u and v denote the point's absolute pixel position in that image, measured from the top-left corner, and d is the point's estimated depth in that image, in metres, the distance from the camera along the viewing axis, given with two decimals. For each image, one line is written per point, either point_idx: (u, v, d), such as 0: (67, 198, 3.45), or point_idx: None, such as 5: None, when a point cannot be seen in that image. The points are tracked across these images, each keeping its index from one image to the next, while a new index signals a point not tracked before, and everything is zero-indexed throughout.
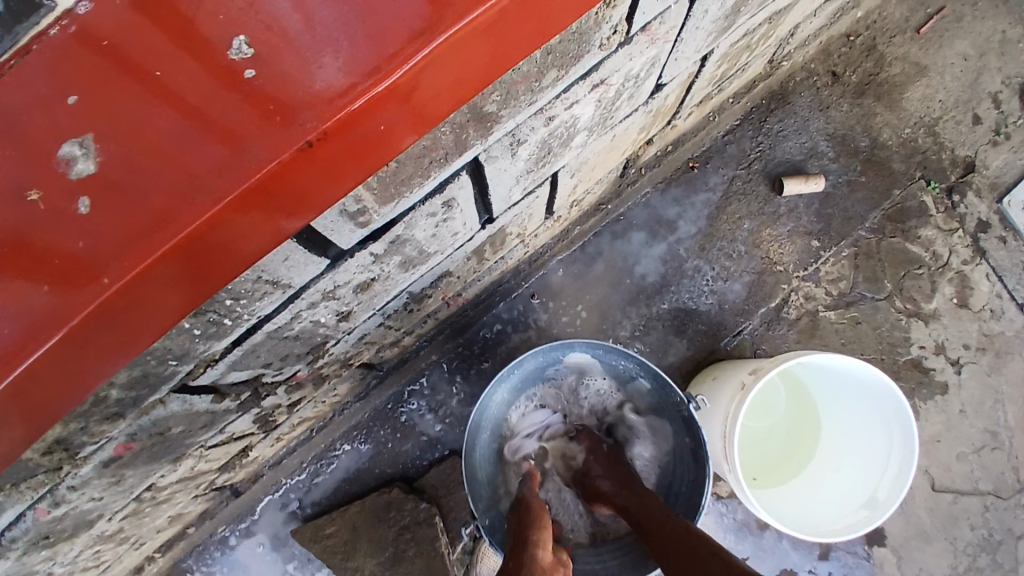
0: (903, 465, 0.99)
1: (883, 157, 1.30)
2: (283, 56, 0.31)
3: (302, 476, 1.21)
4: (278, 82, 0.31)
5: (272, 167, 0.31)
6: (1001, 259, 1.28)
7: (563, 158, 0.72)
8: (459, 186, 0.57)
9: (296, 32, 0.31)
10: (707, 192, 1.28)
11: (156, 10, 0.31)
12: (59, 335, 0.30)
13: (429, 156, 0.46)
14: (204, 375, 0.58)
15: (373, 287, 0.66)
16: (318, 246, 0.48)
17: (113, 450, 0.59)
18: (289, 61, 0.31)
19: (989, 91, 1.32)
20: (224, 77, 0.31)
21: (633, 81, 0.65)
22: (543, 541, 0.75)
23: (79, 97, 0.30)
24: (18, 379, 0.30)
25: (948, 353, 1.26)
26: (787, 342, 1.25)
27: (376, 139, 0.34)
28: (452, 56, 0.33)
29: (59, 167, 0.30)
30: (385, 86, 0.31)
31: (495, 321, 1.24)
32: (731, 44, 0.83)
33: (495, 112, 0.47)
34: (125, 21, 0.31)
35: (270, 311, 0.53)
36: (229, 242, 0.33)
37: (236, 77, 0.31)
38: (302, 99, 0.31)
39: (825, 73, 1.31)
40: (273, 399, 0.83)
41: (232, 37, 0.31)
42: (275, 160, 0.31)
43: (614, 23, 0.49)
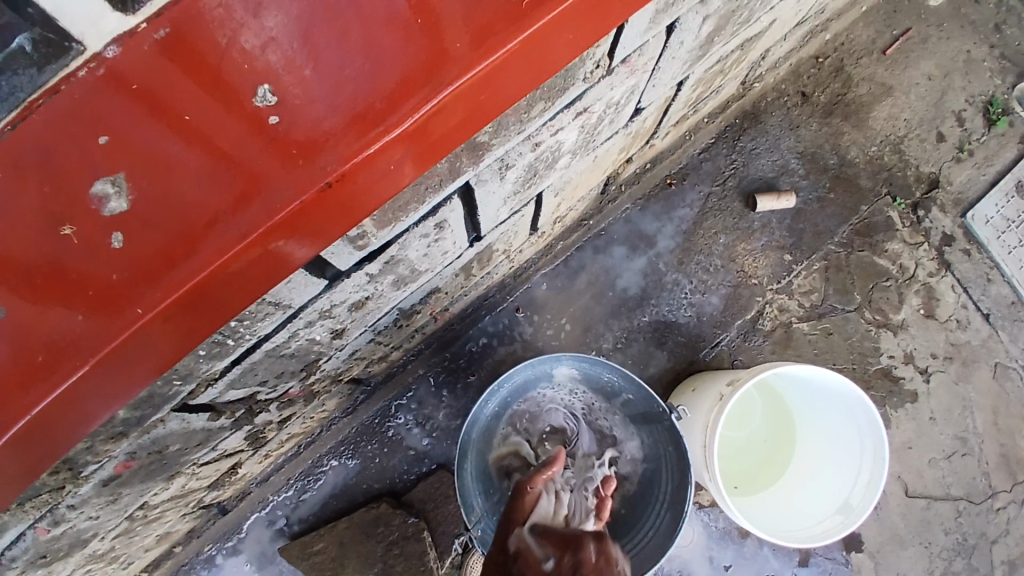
0: (876, 470, 1.04)
1: (851, 174, 1.36)
2: (304, 105, 0.34)
3: (290, 492, 1.22)
4: (298, 130, 0.34)
5: (292, 207, 0.34)
6: (966, 271, 1.35)
7: (548, 179, 0.76)
8: (451, 209, 0.60)
9: (316, 82, 0.34)
10: (685, 208, 1.32)
11: (186, 60, 0.34)
12: (97, 357, 0.33)
13: (424, 183, 0.49)
14: (204, 394, 0.60)
15: (367, 305, 0.68)
16: (318, 268, 0.51)
17: (112, 469, 0.61)
18: (309, 109, 0.34)
19: (952, 110, 1.39)
20: (250, 125, 0.34)
21: (614, 107, 0.69)
22: None
23: (114, 139, 0.33)
24: (58, 396, 0.34)
25: (917, 362, 1.31)
26: (763, 352, 1.29)
27: (388, 179, 0.37)
28: (458, 105, 0.36)
29: (94, 204, 0.33)
30: (396, 133, 0.34)
31: (480, 335, 1.26)
32: (706, 70, 0.88)
33: (487, 141, 0.50)
34: (155, 69, 0.34)
35: (269, 331, 0.55)
36: (251, 273, 0.36)
37: (261, 124, 0.34)
38: (321, 145, 0.34)
39: (795, 94, 1.37)
40: (265, 415, 0.84)
41: (256, 86, 0.34)
42: (296, 201, 0.34)
43: (598, 58, 0.53)
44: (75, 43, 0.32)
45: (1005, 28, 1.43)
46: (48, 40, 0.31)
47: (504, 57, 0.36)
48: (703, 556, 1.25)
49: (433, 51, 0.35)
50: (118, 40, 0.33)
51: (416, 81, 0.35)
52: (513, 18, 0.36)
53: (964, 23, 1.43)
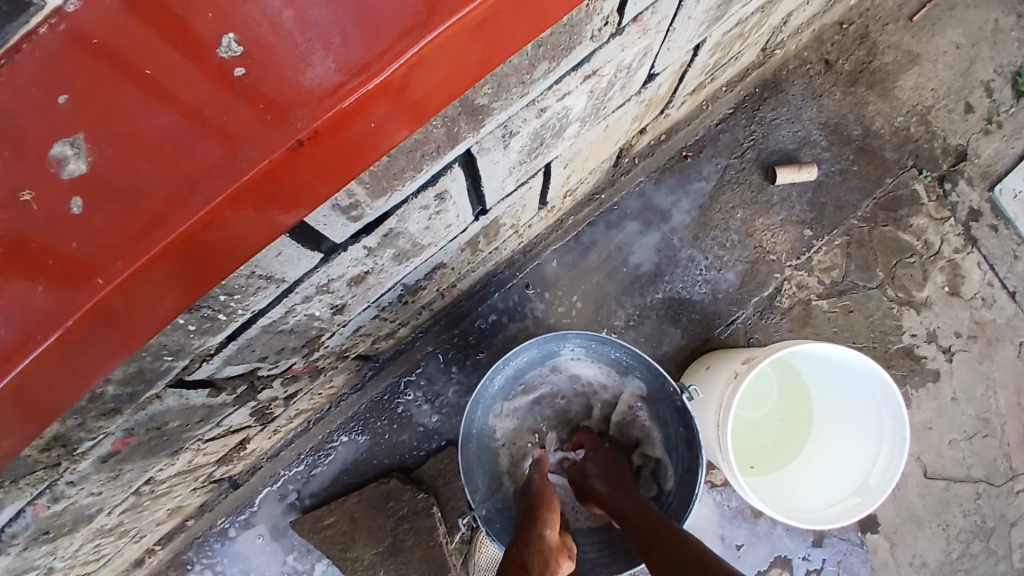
0: (895, 451, 1.00)
1: (875, 145, 1.31)
2: (273, 59, 0.32)
3: (300, 467, 1.22)
4: (268, 85, 0.32)
5: (263, 167, 0.32)
6: (993, 247, 1.29)
7: (556, 149, 0.73)
8: (452, 179, 0.57)
9: (288, 32, 0.32)
10: (701, 181, 1.28)
11: (146, 13, 0.31)
12: (60, 331, 0.32)
13: (421, 150, 0.46)
14: (200, 370, 0.58)
15: (367, 280, 0.66)
16: (312, 241, 0.49)
17: (111, 445, 0.60)
18: (279, 63, 0.32)
19: (979, 80, 1.33)
20: (215, 79, 0.31)
21: (625, 71, 0.65)
22: (551, 521, 0.76)
23: (71, 98, 0.31)
24: (18, 376, 0.32)
25: (940, 341, 1.27)
26: (780, 330, 1.26)
27: (369, 137, 0.35)
28: (443, 54, 0.33)
29: (53, 168, 0.31)
30: (375, 84, 0.32)
31: (490, 312, 1.24)
32: (723, 34, 0.83)
33: (487, 104, 0.47)
34: (115, 23, 0.31)
35: (264, 306, 0.53)
36: (225, 240, 0.34)
37: (226, 78, 0.32)
38: (293, 101, 0.32)
39: (818, 61, 1.32)
40: (269, 392, 0.83)
41: (222, 36, 0.31)
42: (266, 160, 0.31)
43: (605, 15, 0.50)
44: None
45: None
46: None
47: (488, 2, 0.33)
48: (715, 534, 1.24)
49: None
50: None
51: (392, 28, 0.32)
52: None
53: None
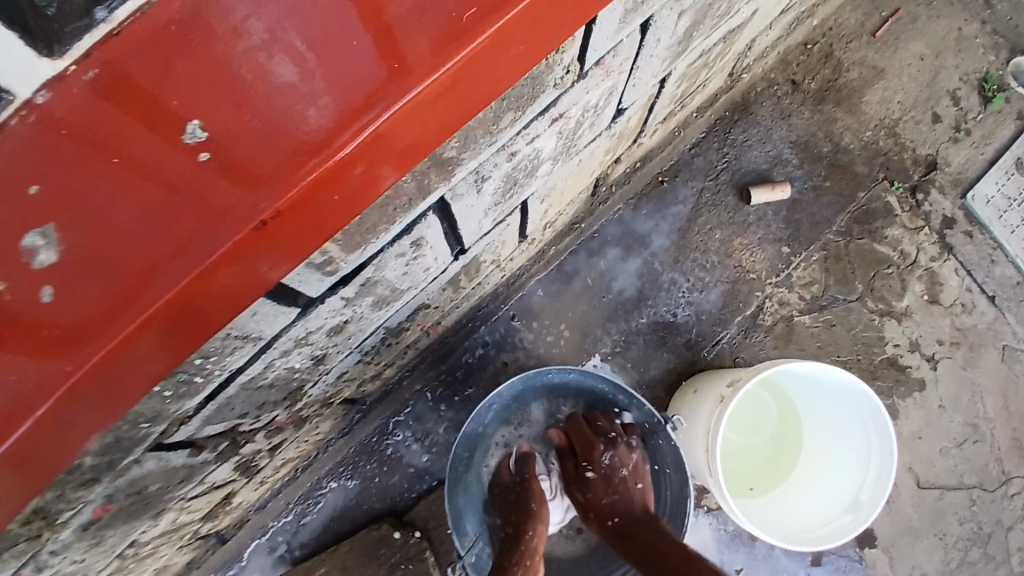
0: (884, 466, 1.00)
1: (846, 161, 1.33)
2: (240, 141, 0.32)
3: (290, 517, 1.19)
4: (235, 168, 0.32)
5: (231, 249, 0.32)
6: (968, 254, 1.32)
7: (530, 187, 0.73)
8: (427, 226, 0.58)
9: (253, 115, 0.32)
10: (678, 205, 1.29)
11: (112, 99, 0.31)
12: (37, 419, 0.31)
13: (393, 203, 0.46)
14: (179, 432, 0.57)
15: (346, 328, 0.66)
16: (287, 298, 0.48)
17: (91, 513, 0.58)
18: (247, 142, 0.32)
19: (946, 89, 1.37)
20: (182, 164, 0.31)
21: (592, 110, 0.66)
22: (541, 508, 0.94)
23: (38, 185, 0.30)
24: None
25: (923, 349, 1.29)
26: (766, 348, 1.26)
27: (333, 210, 0.35)
28: (405, 125, 0.34)
29: (20, 258, 0.30)
30: (336, 162, 0.32)
31: (476, 346, 1.24)
32: (688, 65, 0.85)
33: (456, 156, 0.47)
34: (82, 111, 0.30)
35: (242, 364, 0.53)
36: (197, 317, 0.34)
37: (192, 161, 0.31)
38: (258, 180, 0.32)
39: (784, 82, 1.34)
40: (252, 445, 0.82)
41: (189, 118, 0.31)
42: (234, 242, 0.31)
43: (567, 63, 0.50)
44: (2, 93, 0.29)
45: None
46: None
47: (444, 80, 0.33)
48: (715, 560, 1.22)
49: (377, 70, 0.33)
50: (49, 84, 0.30)
51: (351, 110, 0.32)
52: (450, 37, 0.33)
53: None
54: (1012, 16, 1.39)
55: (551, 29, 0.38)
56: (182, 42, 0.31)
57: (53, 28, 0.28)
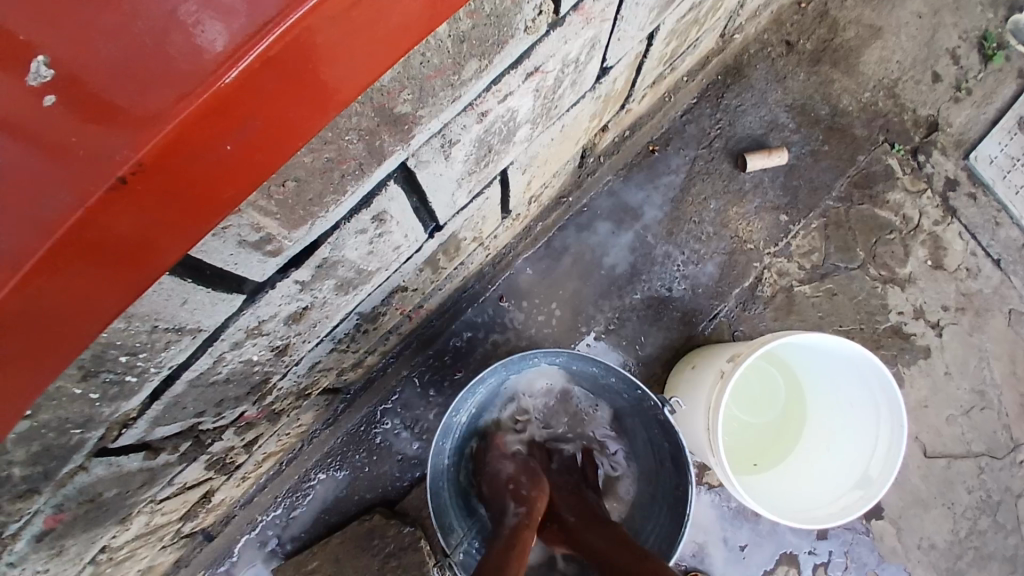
0: (893, 439, 0.96)
1: (845, 123, 1.27)
2: (88, 67, 0.22)
3: (279, 510, 1.15)
4: (82, 106, 0.22)
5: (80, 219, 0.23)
6: (973, 215, 1.27)
7: (507, 155, 0.67)
8: (389, 198, 0.52)
9: (103, 30, 0.23)
10: (670, 175, 1.23)
11: None
12: None
13: (338, 170, 0.40)
14: (124, 436, 0.52)
15: (309, 314, 0.60)
16: (226, 283, 0.42)
17: (42, 524, 0.54)
18: (91, 66, 0.22)
19: (946, 47, 1.30)
20: (10, 107, 0.22)
21: (572, 66, 0.60)
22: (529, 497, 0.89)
23: None
24: None
25: (928, 317, 1.24)
26: (765, 320, 1.21)
27: (228, 162, 0.26)
28: (314, 42, 0.25)
29: None
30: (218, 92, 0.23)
31: (464, 329, 1.18)
32: (677, 19, 0.79)
33: (411, 112, 0.41)
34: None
35: (185, 359, 0.47)
36: (56, 312, 0.25)
37: (26, 103, 0.22)
38: (113, 122, 0.22)
39: (778, 43, 1.28)
40: (223, 442, 0.77)
41: (14, 38, 0.22)
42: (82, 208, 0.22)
43: (537, 2, 0.44)
44: None
45: None
46: None
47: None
48: (718, 538, 1.19)
49: None
50: None
51: (236, 19, 0.23)
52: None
53: None
54: None
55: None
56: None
57: None
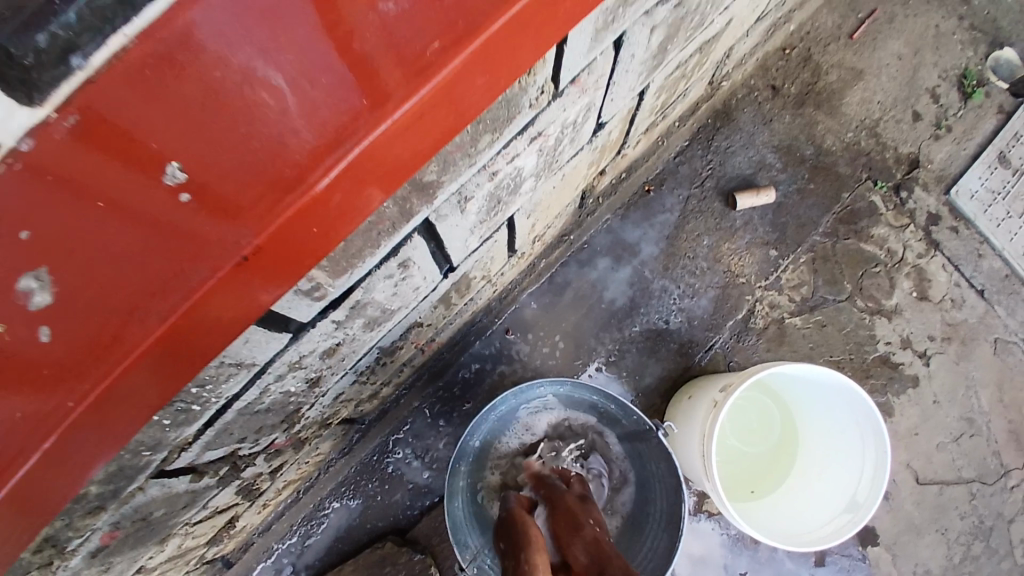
0: (879, 463, 1.01)
1: (829, 162, 1.35)
2: (219, 180, 0.33)
3: (293, 539, 1.20)
4: (214, 207, 0.33)
5: (213, 284, 0.33)
6: (955, 248, 1.34)
7: (514, 204, 0.75)
8: (413, 247, 0.59)
9: (228, 152, 0.33)
10: (665, 214, 1.31)
11: (78, 135, 0.32)
12: (48, 445, 0.32)
13: (376, 229, 0.48)
14: (179, 459, 0.59)
15: (339, 350, 0.67)
16: (277, 324, 0.50)
17: (98, 540, 0.60)
18: (223, 180, 0.33)
19: (925, 87, 1.39)
20: (167, 206, 0.33)
21: (571, 127, 0.68)
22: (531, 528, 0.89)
23: (28, 231, 0.31)
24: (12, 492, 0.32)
25: (915, 346, 1.30)
26: (759, 351, 1.28)
27: (311, 241, 0.36)
28: (374, 159, 0.35)
29: (16, 300, 0.31)
30: (309, 196, 0.33)
31: (472, 361, 1.25)
32: (665, 77, 0.87)
33: (436, 180, 0.49)
34: (79, 163, 0.32)
35: (237, 390, 0.54)
36: (187, 347, 0.35)
37: (174, 202, 0.33)
38: (237, 217, 0.33)
39: (764, 88, 1.37)
40: (253, 468, 0.83)
41: (169, 162, 0.32)
42: (216, 277, 0.33)
43: (540, 84, 0.52)
44: None
45: None
46: None
47: (409, 112, 0.34)
48: (719, 565, 1.23)
49: (344, 104, 0.34)
50: (31, 132, 0.32)
51: (321, 146, 0.33)
52: (415, 69, 0.34)
53: None
54: (989, 10, 1.43)
55: (513, 52, 0.38)
56: (167, 92, 0.32)
57: (29, 77, 0.30)
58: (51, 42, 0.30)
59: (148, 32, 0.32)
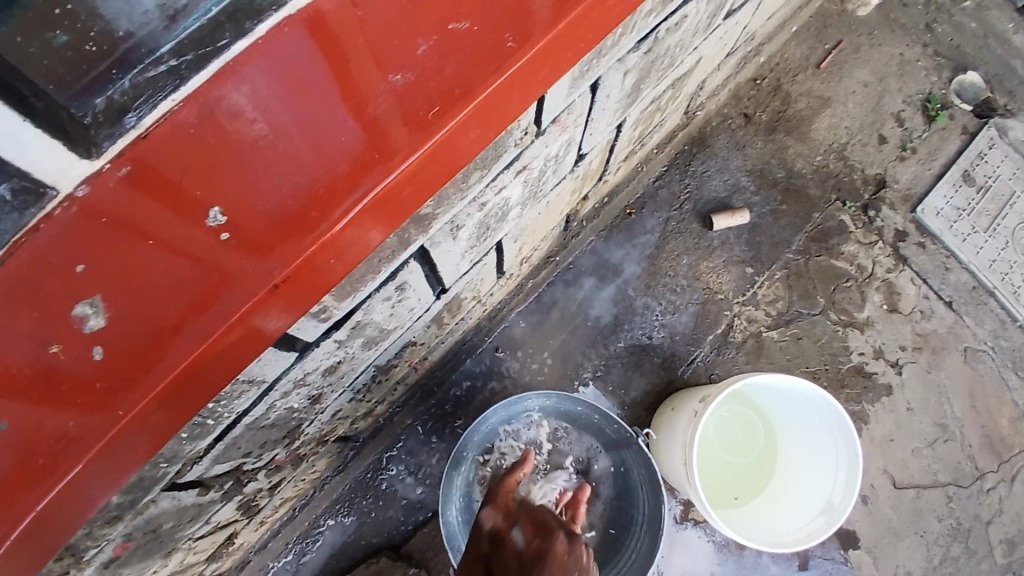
0: (852, 467, 1.07)
1: (799, 184, 1.43)
2: (252, 220, 0.39)
3: (289, 557, 1.23)
4: (246, 244, 0.38)
5: (247, 310, 0.38)
6: (922, 263, 1.41)
7: (502, 230, 0.81)
8: (409, 272, 0.65)
9: (260, 196, 0.39)
10: (646, 235, 1.38)
11: (128, 182, 0.37)
12: (94, 451, 0.37)
13: (377, 257, 0.53)
14: (190, 472, 0.63)
15: (340, 368, 0.72)
16: (286, 344, 0.55)
17: (111, 551, 0.63)
18: (256, 220, 0.39)
19: (890, 112, 1.48)
20: (206, 243, 0.38)
21: (553, 160, 0.74)
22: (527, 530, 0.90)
23: (85, 264, 0.37)
24: (60, 494, 0.37)
25: (887, 356, 1.37)
26: (738, 364, 1.34)
27: (329, 272, 0.42)
28: (385, 202, 0.41)
29: (75, 324, 0.37)
30: (330, 233, 0.39)
31: (464, 378, 1.30)
32: (641, 111, 0.94)
33: (431, 213, 0.55)
34: (129, 206, 0.37)
35: (247, 406, 0.59)
36: (219, 365, 0.41)
37: (212, 239, 0.38)
38: (267, 252, 0.38)
39: (737, 116, 1.45)
40: (255, 484, 0.87)
41: (210, 205, 0.38)
42: (249, 304, 0.38)
43: (524, 126, 0.58)
44: (49, 188, 0.36)
45: (938, 24, 1.53)
46: (25, 188, 0.35)
47: (414, 162, 0.40)
48: (705, 572, 1.27)
49: (359, 155, 0.40)
50: (87, 180, 0.37)
51: (339, 191, 0.39)
52: (420, 126, 0.40)
53: (899, 24, 1.53)
54: (953, 36, 1.53)
55: (504, 109, 0.45)
56: (209, 148, 0.39)
57: (88, 134, 0.36)
58: (107, 105, 0.36)
59: (193, 97, 0.38)
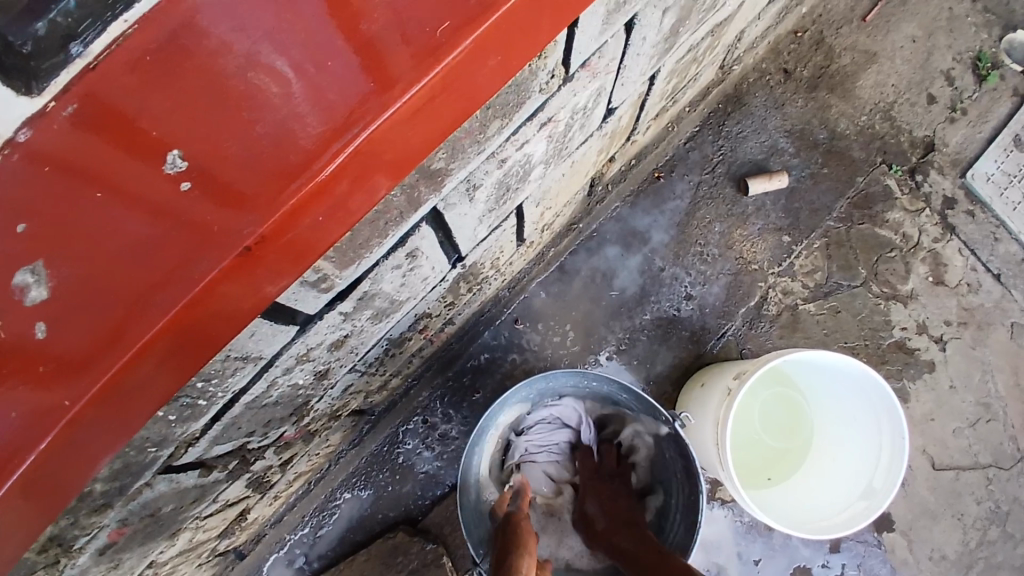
0: (896, 449, 1.00)
1: (842, 146, 1.33)
2: (222, 168, 0.32)
3: (305, 530, 1.20)
4: (215, 195, 0.32)
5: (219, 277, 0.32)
6: (971, 232, 1.31)
7: (524, 192, 0.73)
8: (421, 237, 0.58)
9: (234, 138, 0.32)
10: (676, 200, 1.29)
11: (76, 121, 0.32)
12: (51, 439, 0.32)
13: (383, 218, 0.47)
14: (187, 454, 0.58)
15: (348, 342, 0.66)
16: (285, 316, 0.49)
17: (107, 537, 0.59)
18: (229, 168, 0.32)
19: (940, 70, 1.36)
20: (168, 195, 0.32)
21: (581, 112, 0.66)
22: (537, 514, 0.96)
23: (25, 223, 0.31)
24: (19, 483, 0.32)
25: (931, 331, 1.28)
26: (772, 338, 1.26)
27: (320, 230, 0.35)
28: (384, 144, 0.34)
29: (14, 296, 0.31)
30: (317, 183, 0.32)
31: (482, 350, 1.24)
32: (677, 61, 0.85)
33: (445, 167, 0.48)
34: (79, 148, 0.31)
35: (244, 384, 0.54)
36: (195, 339, 0.35)
37: (173, 191, 0.32)
38: (242, 206, 0.32)
39: (777, 72, 1.34)
40: (263, 461, 0.83)
41: (172, 148, 0.32)
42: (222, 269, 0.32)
43: (551, 68, 0.51)
44: None
45: None
46: None
47: (418, 95, 0.33)
48: (732, 552, 1.22)
49: (353, 89, 0.33)
50: (30, 122, 0.31)
51: (327, 129, 0.32)
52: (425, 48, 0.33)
53: None
54: None
55: (530, 31, 0.37)
56: (170, 78, 0.32)
57: (29, 66, 0.30)
58: (51, 30, 0.30)
59: (152, 19, 0.32)
